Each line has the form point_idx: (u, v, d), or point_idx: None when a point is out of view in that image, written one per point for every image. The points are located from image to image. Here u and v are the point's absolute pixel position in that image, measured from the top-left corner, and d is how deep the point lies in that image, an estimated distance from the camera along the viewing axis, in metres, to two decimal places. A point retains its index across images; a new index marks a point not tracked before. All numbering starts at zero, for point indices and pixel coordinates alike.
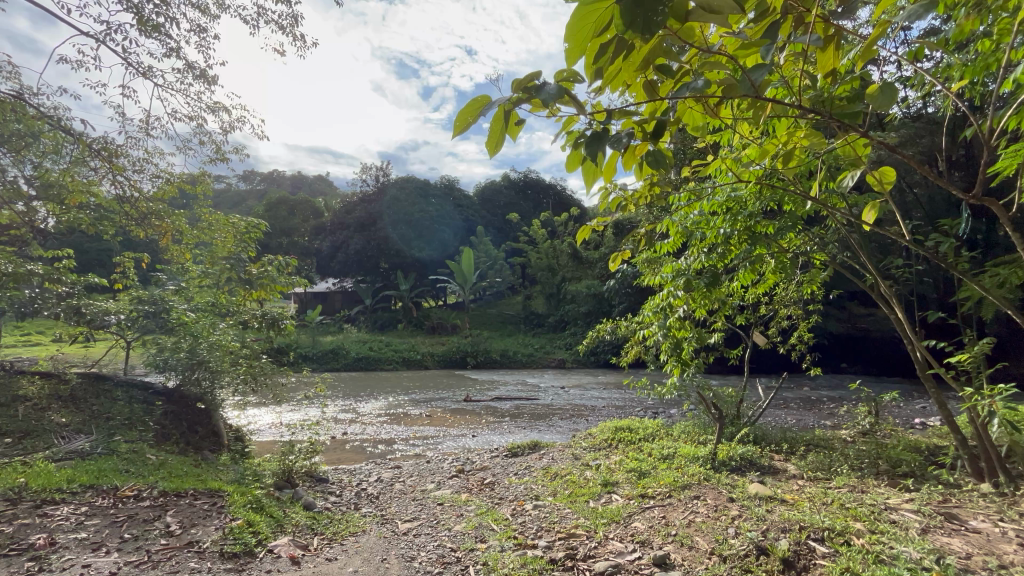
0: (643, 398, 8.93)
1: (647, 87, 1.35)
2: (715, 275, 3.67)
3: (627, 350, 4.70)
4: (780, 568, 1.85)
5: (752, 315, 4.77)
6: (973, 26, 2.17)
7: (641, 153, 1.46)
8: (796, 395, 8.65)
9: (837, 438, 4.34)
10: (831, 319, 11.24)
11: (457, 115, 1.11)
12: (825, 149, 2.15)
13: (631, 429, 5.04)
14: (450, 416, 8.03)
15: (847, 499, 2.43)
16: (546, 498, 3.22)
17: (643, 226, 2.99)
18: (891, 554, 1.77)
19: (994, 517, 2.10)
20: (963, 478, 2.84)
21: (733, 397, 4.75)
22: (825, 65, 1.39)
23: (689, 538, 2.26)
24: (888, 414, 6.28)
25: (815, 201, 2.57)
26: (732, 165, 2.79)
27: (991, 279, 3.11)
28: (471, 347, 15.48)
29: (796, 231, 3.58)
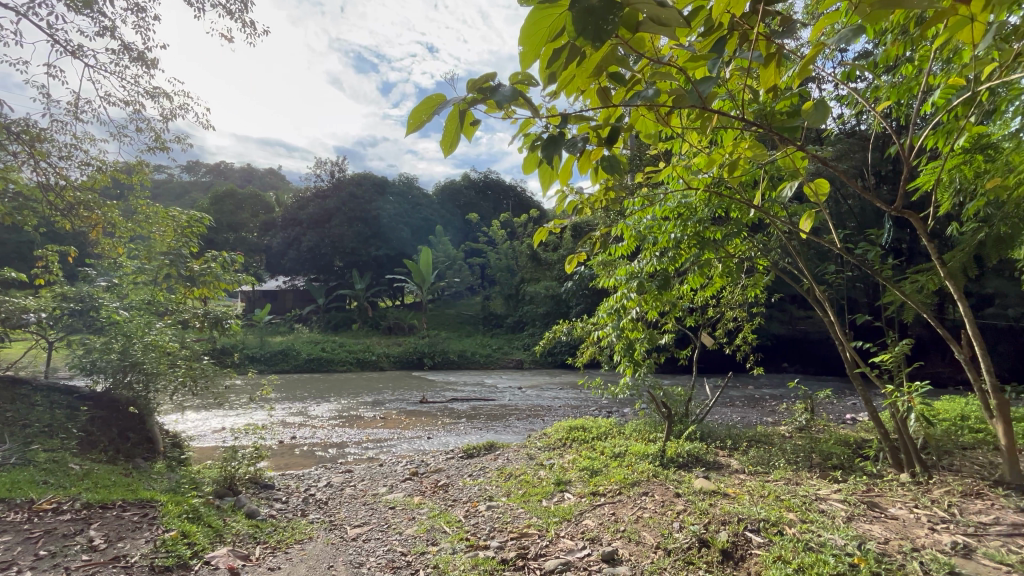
0: (598, 398, 9.12)
1: (601, 93, 1.38)
2: (666, 278, 3.79)
3: (582, 351, 4.79)
4: (719, 559, 1.94)
5: (701, 317, 4.97)
6: (898, 51, 2.36)
7: (596, 158, 1.49)
8: (741, 394, 9.08)
9: (777, 434, 4.58)
10: (773, 321, 11.88)
11: (411, 112, 1.10)
12: (767, 159, 2.27)
13: (585, 428, 5.14)
14: (405, 418, 7.90)
15: (782, 491, 2.58)
16: (499, 499, 3.22)
17: (598, 229, 3.05)
18: (819, 542, 1.89)
19: (910, 505, 2.29)
20: (885, 469, 3.07)
21: (682, 396, 4.93)
22: (767, 81, 1.46)
23: (636, 534, 2.33)
24: (823, 410, 6.71)
25: (758, 209, 2.71)
26: (683, 173, 2.90)
27: (912, 284, 3.38)
28: (428, 347, 15.30)
29: (742, 237, 3.75)
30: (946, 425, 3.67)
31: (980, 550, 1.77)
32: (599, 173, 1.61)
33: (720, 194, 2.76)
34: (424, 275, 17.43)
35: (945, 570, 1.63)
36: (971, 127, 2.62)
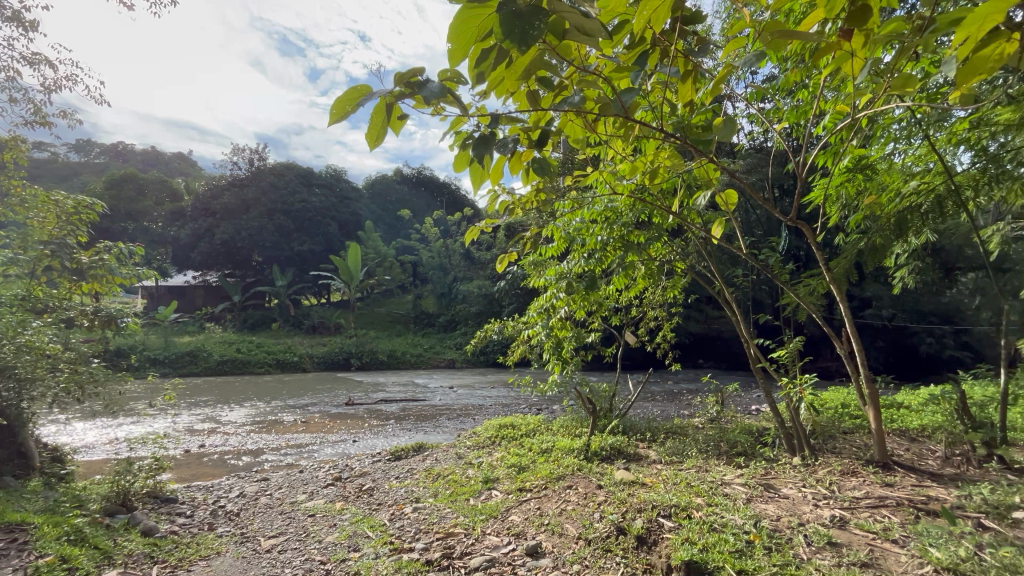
0: (528, 395, 9.27)
1: (531, 96, 1.41)
2: (593, 279, 3.95)
3: (512, 350, 4.84)
4: (634, 545, 2.05)
5: (625, 316, 5.20)
6: (796, 77, 2.62)
7: (526, 160, 1.52)
8: (661, 389, 9.64)
9: (691, 425, 4.92)
10: (690, 321, 12.73)
11: (334, 102, 1.06)
12: (683, 168, 2.43)
13: (514, 426, 5.21)
14: (330, 421, 7.57)
15: (692, 478, 2.78)
16: (426, 500, 3.18)
17: (529, 229, 3.10)
18: (722, 522, 2.05)
19: (800, 484, 2.55)
20: (780, 454, 3.41)
21: (606, 392, 5.14)
22: (684, 96, 1.56)
23: (560, 526, 2.40)
24: (732, 402, 7.29)
25: (676, 215, 2.90)
26: (609, 178, 3.02)
27: (805, 287, 3.76)
28: (355, 348, 14.74)
29: (663, 241, 3.98)
30: (831, 413, 4.13)
31: (853, 521, 2.01)
32: (530, 174, 1.65)
33: (642, 199, 2.92)
34: (352, 272, 16.76)
35: (824, 540, 1.84)
36: (852, 150, 2.98)
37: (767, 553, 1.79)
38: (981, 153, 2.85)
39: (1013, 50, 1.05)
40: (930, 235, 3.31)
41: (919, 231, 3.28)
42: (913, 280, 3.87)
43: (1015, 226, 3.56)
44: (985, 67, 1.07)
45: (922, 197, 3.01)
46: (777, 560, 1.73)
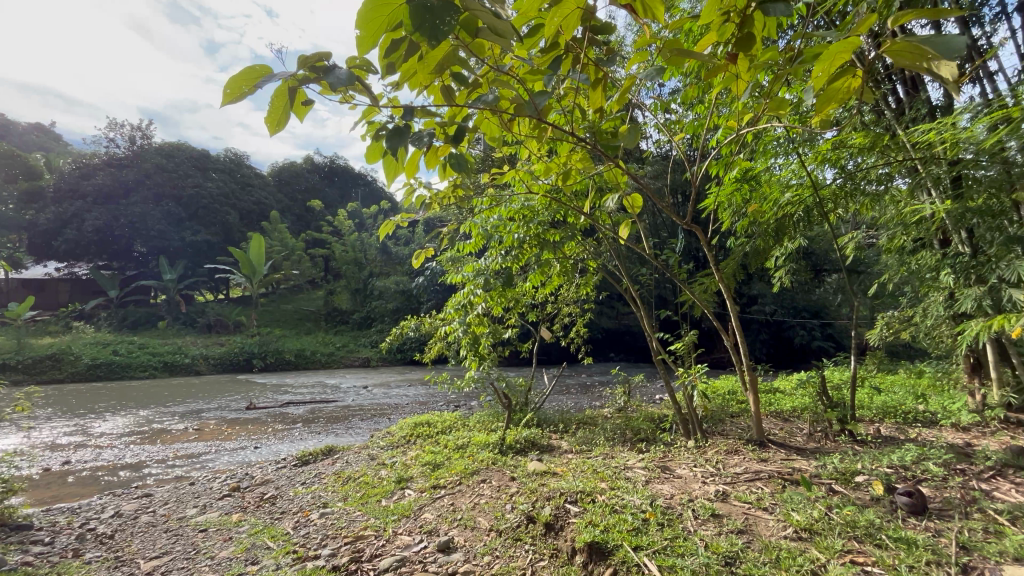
0: (445, 392, 9.21)
1: (446, 91, 1.40)
2: (510, 275, 4.02)
3: (429, 347, 4.77)
4: (542, 532, 2.12)
5: (540, 312, 5.35)
6: (695, 92, 2.85)
7: (443, 155, 1.51)
8: (575, 381, 10.06)
9: (601, 415, 5.19)
10: (603, 316, 13.43)
11: (228, 81, 0.98)
12: (594, 171, 2.56)
13: (430, 423, 5.16)
14: (227, 427, 6.96)
15: (599, 465, 2.93)
16: (335, 504, 3.05)
17: (445, 225, 3.06)
18: (622, 504, 2.20)
19: (692, 464, 2.81)
20: (676, 437, 3.72)
21: (522, 387, 5.26)
22: (594, 102, 1.64)
23: (472, 520, 2.42)
24: (639, 393, 7.80)
25: (588, 215, 3.04)
26: (525, 177, 3.08)
27: (700, 286, 4.12)
28: (258, 348, 13.67)
29: (576, 240, 4.14)
30: (720, 399, 4.58)
31: (733, 493, 2.25)
32: (446, 170, 1.64)
33: (556, 199, 3.03)
34: (254, 266, 15.46)
35: (708, 513, 2.05)
36: (739, 162, 3.33)
37: (659, 528, 1.95)
38: (841, 169, 3.29)
39: (856, 86, 1.25)
40: (802, 240, 3.77)
41: (792, 237, 3.74)
42: (789, 280, 4.40)
43: (866, 235, 4.17)
44: (839, 97, 1.24)
45: (796, 207, 3.42)
46: (668, 534, 1.89)
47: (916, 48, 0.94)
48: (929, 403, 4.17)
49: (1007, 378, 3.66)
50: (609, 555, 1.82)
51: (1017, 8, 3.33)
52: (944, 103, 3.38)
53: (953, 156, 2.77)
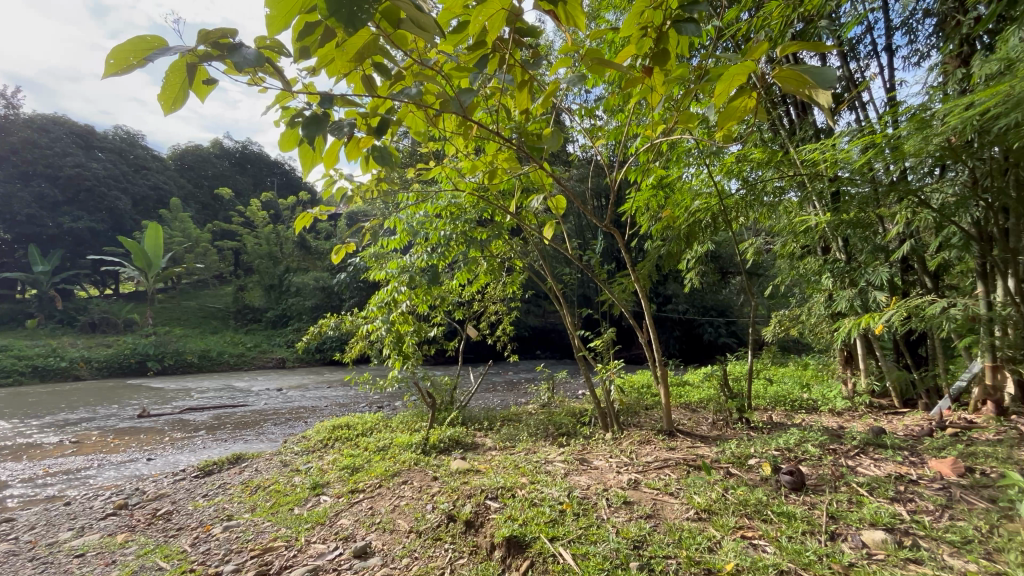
0: (368, 393, 8.91)
1: (367, 81, 1.34)
2: (436, 273, 3.97)
3: (349, 347, 4.57)
4: (462, 530, 2.12)
5: (467, 310, 5.34)
6: (616, 100, 2.98)
7: (365, 148, 1.45)
8: (501, 379, 10.15)
9: (525, 412, 5.29)
10: (529, 315, 13.70)
11: (112, 50, 0.87)
12: (520, 172, 2.60)
13: (350, 426, 4.97)
14: (113, 438, 6.22)
15: (522, 460, 2.99)
16: (241, 516, 2.84)
17: (368, 219, 2.96)
18: (541, 497, 2.26)
19: (608, 455, 2.95)
20: (595, 430, 3.88)
21: (447, 385, 5.22)
22: (519, 103, 1.66)
23: (391, 523, 2.36)
24: (563, 389, 8.03)
25: (513, 214, 3.08)
26: (452, 173, 3.06)
27: (619, 286, 4.33)
28: (154, 349, 12.35)
29: (503, 239, 4.17)
30: (635, 393, 4.86)
31: (643, 481, 2.40)
32: (369, 162, 1.58)
33: (482, 197, 3.03)
34: (150, 258, 13.90)
35: (620, 501, 2.16)
36: (655, 170, 3.55)
37: (575, 518, 2.03)
38: (742, 181, 3.61)
39: (751, 106, 1.37)
40: (708, 245, 4.10)
41: (701, 242, 4.05)
42: (697, 281, 4.75)
43: (764, 241, 4.61)
44: (738, 114, 1.36)
45: (703, 214, 3.71)
46: (582, 523, 1.97)
47: (798, 75, 1.06)
48: (811, 392, 4.71)
49: (872, 368, 4.23)
50: (526, 548, 1.85)
51: (885, 47, 3.85)
52: (827, 126, 3.84)
53: (832, 174, 3.15)
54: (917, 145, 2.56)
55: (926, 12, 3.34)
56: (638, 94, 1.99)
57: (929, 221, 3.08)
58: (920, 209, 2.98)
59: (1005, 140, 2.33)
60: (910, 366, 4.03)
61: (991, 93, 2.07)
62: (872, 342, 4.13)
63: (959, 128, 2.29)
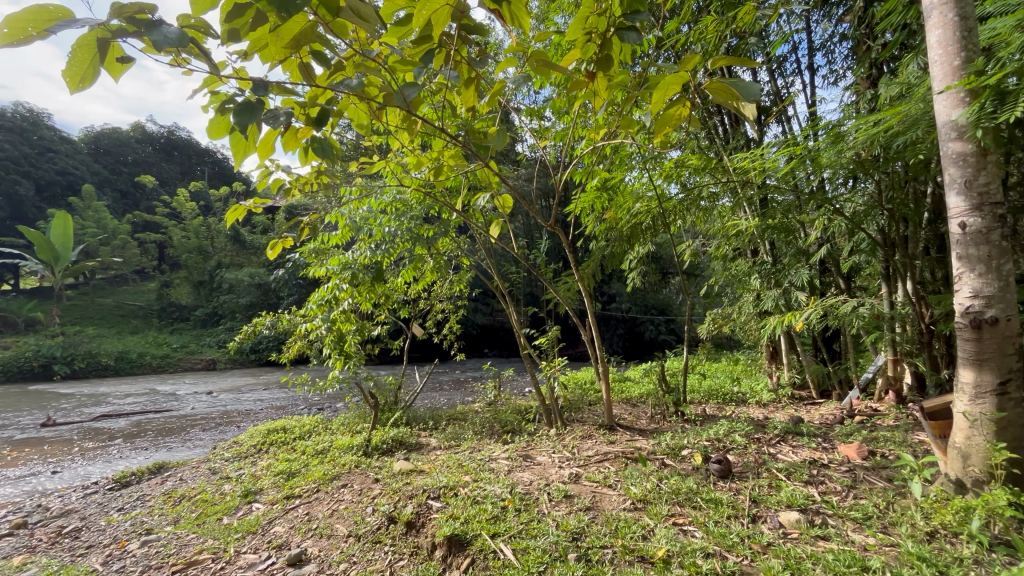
0: (306, 394, 8.55)
1: (305, 69, 1.28)
2: (379, 270, 3.87)
3: (286, 347, 4.36)
4: (403, 531, 2.09)
5: (412, 309, 5.24)
6: (562, 102, 3.04)
7: (303, 139, 1.38)
8: (448, 378, 10.06)
9: (471, 410, 5.27)
10: (476, 313, 13.67)
11: (5, 19, 0.78)
12: (466, 170, 2.58)
13: (286, 429, 4.74)
14: (9, 450, 5.57)
15: (466, 459, 2.98)
16: (162, 529, 2.64)
17: (307, 213, 2.82)
18: (483, 494, 2.27)
19: (551, 451, 3.00)
20: (539, 427, 3.93)
21: (391, 386, 5.11)
22: (466, 100, 1.65)
23: (329, 528, 2.29)
24: (509, 386, 8.09)
25: (460, 212, 3.06)
26: (397, 168, 2.99)
27: (564, 285, 4.42)
28: (61, 351, 11.19)
29: (449, 236, 4.14)
30: (578, 389, 4.98)
31: (584, 474, 2.47)
32: (308, 154, 1.50)
33: (428, 193, 2.98)
34: (56, 250, 12.57)
35: (561, 495, 2.21)
36: (599, 172, 3.65)
37: (516, 513, 2.06)
38: (680, 185, 3.78)
39: (686, 114, 1.42)
40: (649, 246, 4.27)
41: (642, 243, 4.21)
42: (639, 281, 4.94)
43: (700, 244, 4.87)
44: (673, 122, 1.42)
45: (644, 216, 3.86)
46: (524, 518, 2.00)
47: (725, 88, 1.13)
48: (740, 386, 5.03)
49: (794, 363, 4.56)
50: (467, 546, 1.85)
51: (808, 66, 4.18)
52: (757, 137, 4.11)
53: (760, 181, 3.37)
54: (832, 157, 2.80)
55: (842, 36, 3.65)
56: (582, 98, 2.03)
57: (842, 227, 3.37)
58: (835, 217, 3.25)
59: (904, 156, 2.59)
60: (826, 360, 4.39)
61: (892, 113, 2.29)
62: (794, 338, 4.46)
63: (867, 143, 2.53)
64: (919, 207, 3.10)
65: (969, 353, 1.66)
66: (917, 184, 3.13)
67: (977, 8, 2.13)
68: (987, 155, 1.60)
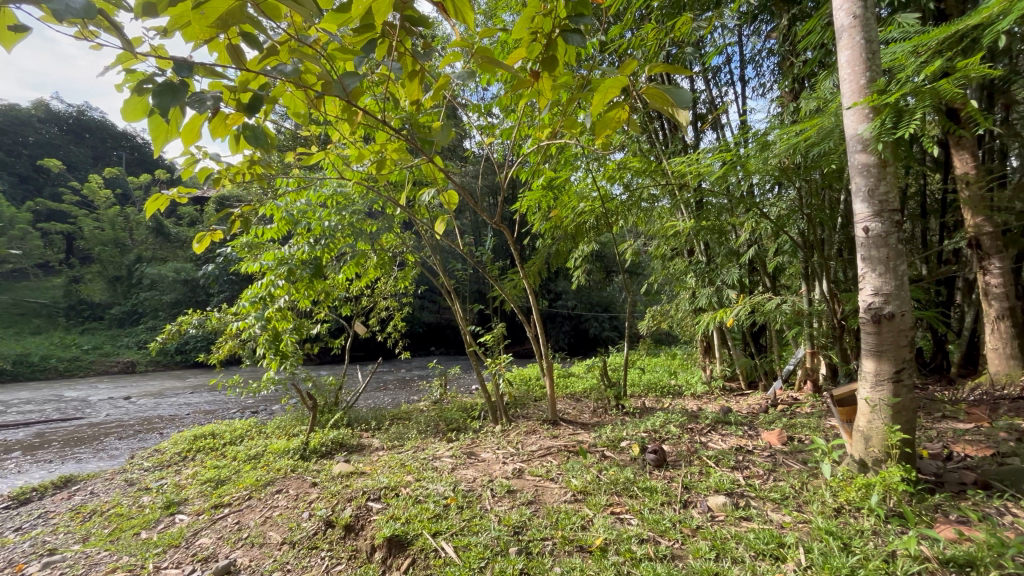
0: (239, 397, 8.06)
1: (234, 52, 1.19)
2: (319, 266, 3.72)
3: (215, 347, 4.09)
4: (341, 535, 2.03)
5: (354, 306, 5.08)
6: (509, 99, 3.03)
7: (234, 126, 1.29)
8: (393, 377, 9.85)
9: (416, 409, 5.18)
10: (422, 310, 13.47)
11: None
12: (410, 165, 2.53)
13: (216, 435, 4.46)
14: None
15: (409, 458, 2.93)
16: (68, 548, 2.40)
17: (238, 205, 2.63)
18: (426, 493, 2.25)
19: (496, 447, 3.02)
20: (485, 424, 3.93)
21: (332, 386, 4.92)
22: (409, 93, 1.60)
23: (261, 536, 2.18)
24: (455, 384, 8.04)
25: (404, 207, 2.98)
26: (337, 160, 2.87)
27: (510, 282, 4.45)
28: None
29: (394, 232, 4.04)
30: (524, 386, 5.02)
31: (527, 469, 2.50)
32: (239, 143, 1.40)
33: (370, 187, 2.90)
34: None
35: (504, 490, 2.24)
36: (545, 172, 3.70)
37: (459, 510, 2.06)
38: (622, 186, 3.90)
39: (625, 118, 1.46)
40: (593, 244, 4.39)
41: (586, 241, 4.31)
42: (583, 279, 5.07)
43: (642, 243, 5.06)
44: (614, 125, 1.46)
45: (588, 216, 3.96)
46: (466, 515, 2.00)
47: (662, 94, 1.17)
48: (677, 379, 5.27)
49: (725, 356, 4.85)
50: (408, 546, 1.82)
51: (740, 78, 4.45)
52: (694, 142, 4.33)
53: (695, 185, 3.55)
54: (758, 164, 3.00)
55: (769, 52, 3.92)
56: (527, 96, 2.04)
57: (768, 230, 3.61)
58: (761, 220, 3.49)
59: (821, 166, 2.82)
60: (753, 354, 4.70)
61: (811, 124, 2.49)
62: (725, 333, 4.74)
63: (788, 152, 2.73)
64: (833, 212, 3.39)
65: (870, 345, 1.84)
66: (832, 191, 3.42)
67: (880, 34, 2.36)
68: (887, 166, 1.78)
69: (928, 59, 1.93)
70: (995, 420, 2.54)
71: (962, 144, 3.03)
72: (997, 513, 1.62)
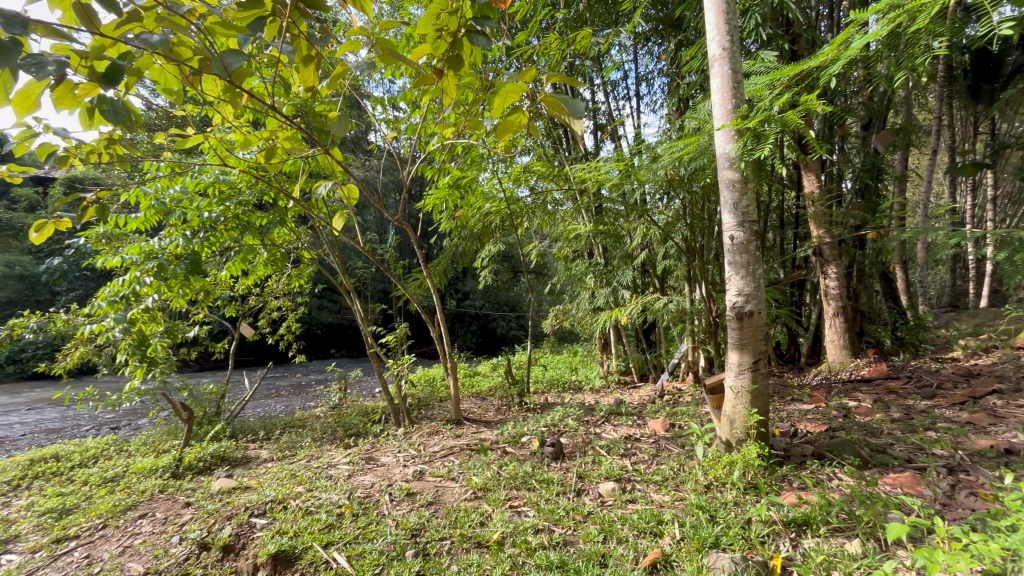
0: (93, 412, 6.95)
1: (85, 13, 1.03)
2: (197, 261, 3.33)
3: (61, 355, 3.49)
4: (218, 557, 1.85)
5: (240, 306, 4.64)
6: (413, 94, 2.96)
7: (86, 97, 1.11)
8: (287, 382, 9.15)
9: (311, 416, 4.86)
10: (319, 311, 12.68)
11: None
12: (306, 155, 2.35)
13: (60, 458, 3.80)
14: None
15: (301, 468, 2.75)
16: None
17: (92, 189, 2.26)
18: (318, 504, 2.12)
19: (397, 450, 2.95)
20: (386, 427, 3.81)
21: (212, 395, 4.45)
22: (303, 79, 1.50)
23: (118, 569, 1.90)
24: (355, 388, 7.65)
25: (299, 201, 2.77)
26: (219, 145, 2.59)
27: (414, 281, 4.36)
28: None
29: (287, 226, 3.76)
30: (428, 388, 4.95)
31: (428, 471, 2.48)
32: (93, 118, 1.21)
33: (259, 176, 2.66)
34: None
35: (404, 494, 2.19)
36: (451, 171, 3.68)
37: (354, 519, 1.97)
38: (526, 188, 4.01)
39: (526, 124, 1.50)
40: (498, 244, 4.45)
41: (492, 241, 4.36)
42: (489, 278, 5.12)
43: (546, 245, 5.25)
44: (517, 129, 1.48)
45: (493, 216, 4.01)
46: (361, 523, 1.92)
47: (559, 102, 1.23)
48: (576, 375, 5.54)
49: (620, 352, 5.19)
50: (296, 561, 1.72)
51: (635, 94, 4.80)
52: (593, 151, 4.59)
53: (594, 190, 3.75)
54: (648, 175, 3.25)
55: (658, 72, 4.29)
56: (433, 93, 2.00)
57: (656, 235, 3.94)
58: (651, 226, 3.79)
59: (700, 179, 3.14)
60: (644, 349, 5.09)
61: (692, 141, 2.77)
62: (620, 331, 5.09)
63: (673, 164, 3.01)
64: (711, 221, 3.79)
65: (734, 339, 2.09)
66: (709, 202, 3.82)
67: (747, 66, 2.70)
68: (748, 183, 2.04)
69: (782, 92, 2.24)
70: (829, 401, 3.02)
71: (809, 167, 3.57)
72: (827, 478, 1.94)
